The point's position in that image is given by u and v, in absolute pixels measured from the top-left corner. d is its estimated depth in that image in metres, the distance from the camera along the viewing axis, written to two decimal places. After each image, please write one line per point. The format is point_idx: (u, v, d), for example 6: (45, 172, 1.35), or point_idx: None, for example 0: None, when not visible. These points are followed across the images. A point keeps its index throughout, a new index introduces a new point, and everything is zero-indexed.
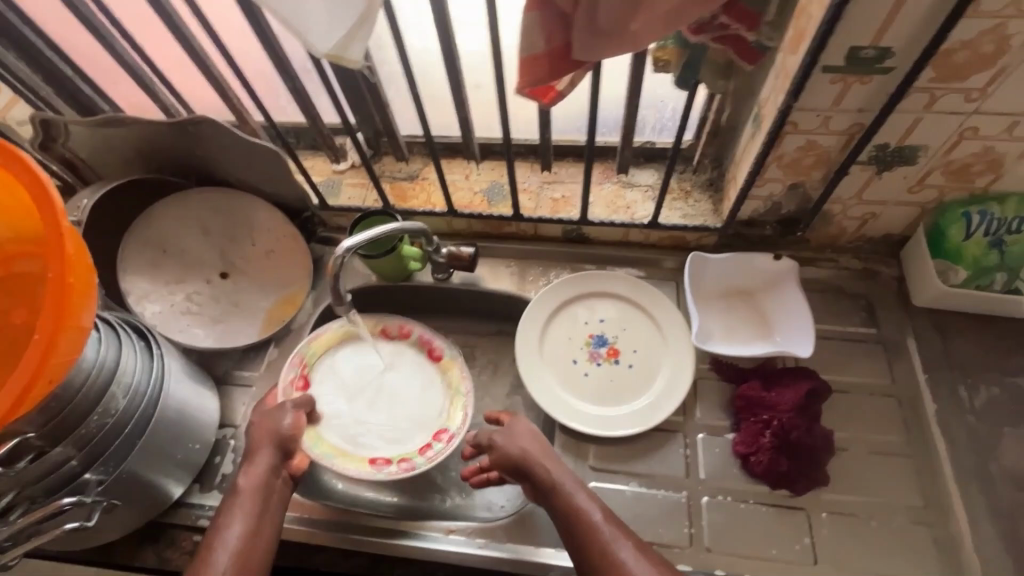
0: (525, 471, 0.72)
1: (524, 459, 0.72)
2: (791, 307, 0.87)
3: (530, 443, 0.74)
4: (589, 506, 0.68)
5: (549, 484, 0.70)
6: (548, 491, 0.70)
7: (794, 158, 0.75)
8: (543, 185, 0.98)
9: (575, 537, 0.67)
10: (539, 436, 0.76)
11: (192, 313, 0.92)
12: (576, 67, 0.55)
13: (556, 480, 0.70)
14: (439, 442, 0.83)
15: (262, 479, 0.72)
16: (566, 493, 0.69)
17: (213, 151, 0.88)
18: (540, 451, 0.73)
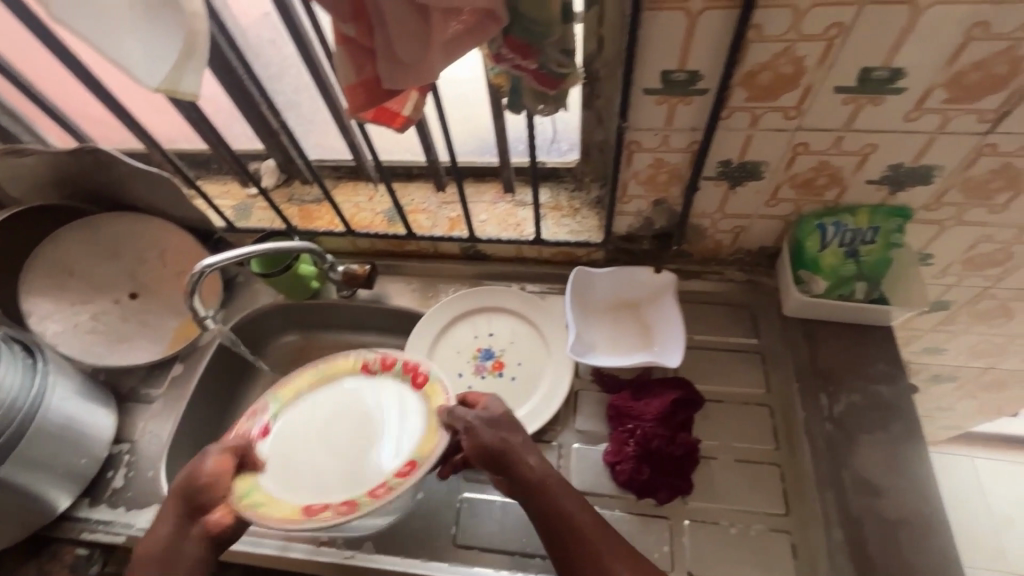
0: (504, 463, 0.65)
1: (507, 451, 0.66)
2: (666, 318, 0.89)
3: (514, 433, 0.68)
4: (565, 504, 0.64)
5: (529, 478, 0.64)
6: (525, 488, 0.64)
7: (648, 175, 0.78)
8: (441, 205, 1.02)
9: (554, 535, 0.63)
10: (517, 422, 0.70)
11: (96, 332, 0.96)
12: (393, 95, 0.59)
13: (535, 475, 0.65)
14: (396, 480, 0.71)
15: (166, 542, 0.64)
16: (545, 489, 0.64)
17: (117, 178, 0.93)
18: (520, 438, 0.68)
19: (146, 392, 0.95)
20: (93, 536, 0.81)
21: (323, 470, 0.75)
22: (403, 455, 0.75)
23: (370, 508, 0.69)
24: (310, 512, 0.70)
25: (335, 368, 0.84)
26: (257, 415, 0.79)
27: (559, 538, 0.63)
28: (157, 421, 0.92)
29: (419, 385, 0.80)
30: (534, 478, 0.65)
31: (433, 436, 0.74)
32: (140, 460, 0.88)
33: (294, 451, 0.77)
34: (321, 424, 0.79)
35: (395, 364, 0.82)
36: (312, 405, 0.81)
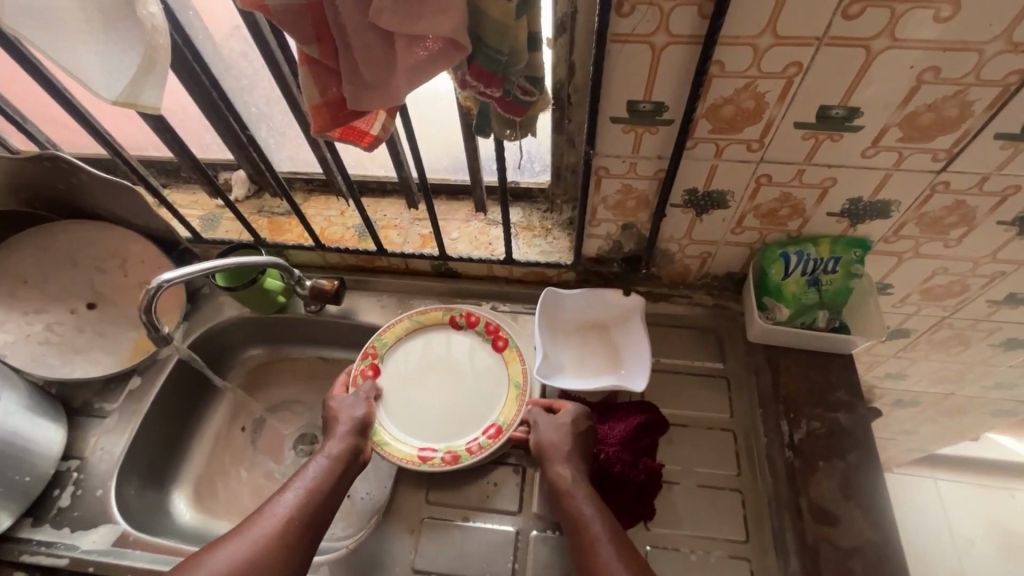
0: (543, 460, 0.76)
1: (546, 450, 0.76)
2: (635, 341, 0.89)
3: (559, 439, 0.76)
4: (585, 510, 0.70)
5: (556, 478, 0.74)
6: (554, 486, 0.74)
7: (617, 201, 0.79)
8: (413, 222, 1.02)
9: (572, 535, 0.70)
10: (583, 428, 0.78)
11: (50, 343, 0.93)
12: (358, 116, 0.59)
13: (562, 479, 0.73)
14: (486, 437, 0.82)
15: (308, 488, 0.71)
16: (569, 491, 0.72)
17: (78, 186, 0.90)
18: (564, 442, 0.76)
19: (101, 407, 0.92)
20: (33, 559, 0.78)
21: (426, 419, 0.85)
22: (488, 419, 0.84)
23: (469, 461, 0.79)
24: (422, 456, 0.80)
25: (428, 316, 0.92)
26: (365, 355, 0.88)
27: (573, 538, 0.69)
28: (111, 436, 0.89)
29: (500, 348, 0.89)
30: (558, 478, 0.73)
31: (514, 406, 0.84)
32: (89, 478, 0.85)
33: (397, 397, 0.87)
34: (421, 372, 0.89)
35: (480, 323, 0.90)
36: (412, 355, 0.90)
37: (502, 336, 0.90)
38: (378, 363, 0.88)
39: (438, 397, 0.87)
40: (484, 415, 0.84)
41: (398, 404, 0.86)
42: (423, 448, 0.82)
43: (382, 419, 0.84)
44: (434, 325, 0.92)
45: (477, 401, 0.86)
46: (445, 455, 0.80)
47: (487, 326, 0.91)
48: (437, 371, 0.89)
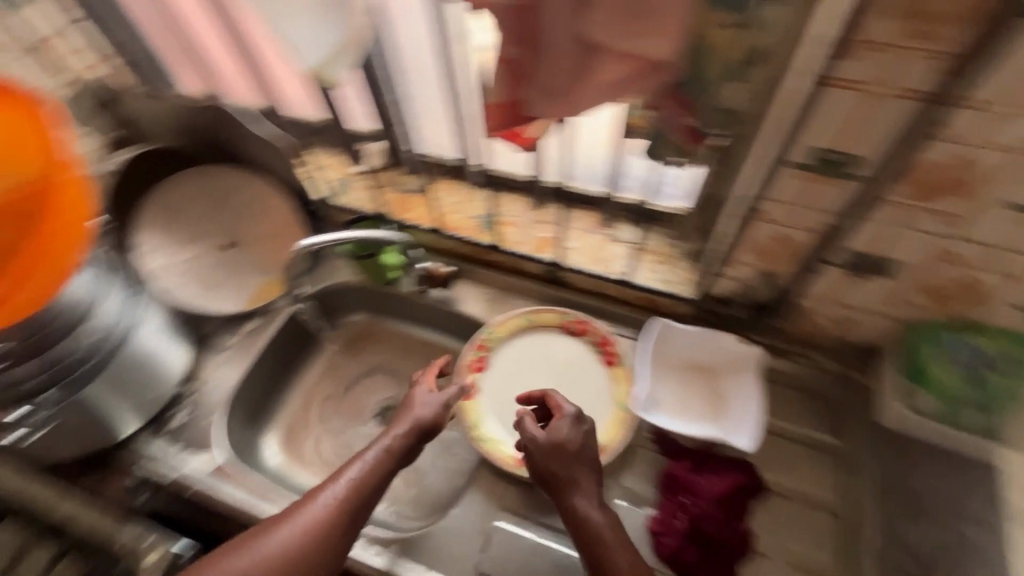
0: (554, 487, 0.70)
1: (562, 477, 0.69)
2: (744, 395, 0.83)
3: (575, 464, 0.70)
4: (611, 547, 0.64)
5: (574, 510, 0.67)
6: (570, 519, 0.68)
7: (766, 246, 0.74)
8: (534, 223, 0.99)
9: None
10: (585, 450, 0.71)
11: (188, 275, 1.00)
12: (529, 121, 0.58)
13: (580, 510, 0.67)
14: None
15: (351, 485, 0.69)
16: (590, 526, 0.66)
17: (241, 136, 0.98)
18: (579, 469, 0.70)
19: (220, 342, 1.00)
20: (147, 468, 0.85)
21: None
22: None
23: None
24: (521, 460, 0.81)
25: (541, 317, 0.93)
26: (476, 347, 0.90)
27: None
28: (226, 371, 0.96)
29: (609, 363, 0.89)
30: (575, 510, 0.67)
31: (617, 429, 0.82)
32: (202, 406, 0.92)
33: (501, 393, 0.88)
34: (527, 373, 0.90)
35: (592, 333, 0.90)
36: (520, 354, 0.91)
37: (613, 352, 0.89)
38: (486, 355, 0.90)
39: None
40: None
41: (500, 402, 0.87)
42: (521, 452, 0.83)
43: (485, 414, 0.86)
44: (545, 328, 0.92)
45: (579, 413, 0.86)
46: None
47: (598, 339, 0.91)
48: (543, 376, 0.89)
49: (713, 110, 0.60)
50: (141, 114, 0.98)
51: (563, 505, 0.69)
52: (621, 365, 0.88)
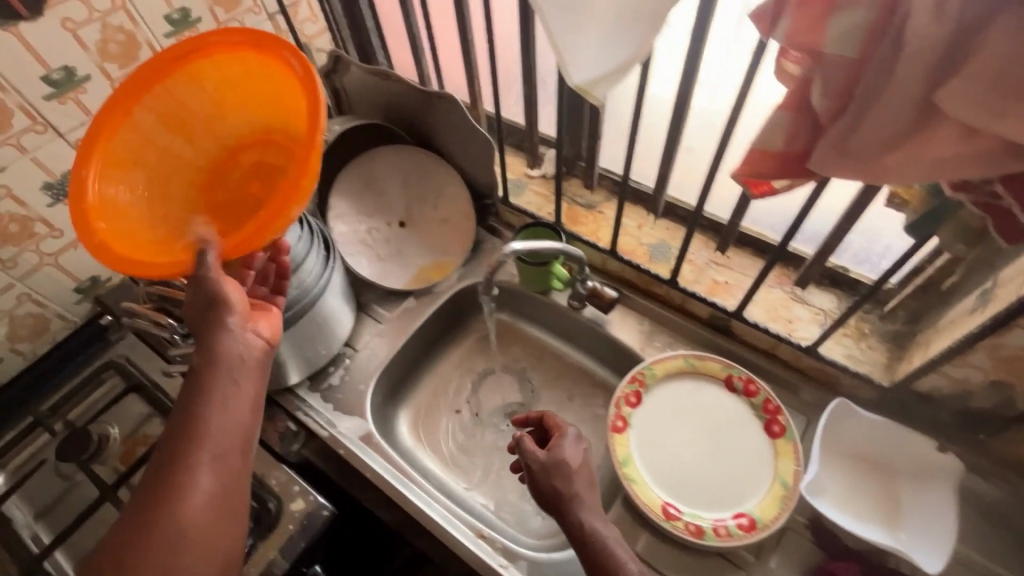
0: (558, 507, 0.69)
1: (562, 496, 0.69)
2: (933, 509, 0.74)
3: (577, 482, 0.70)
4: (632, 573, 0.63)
5: (581, 529, 0.67)
6: (579, 542, 0.66)
7: (1014, 357, 0.64)
8: (711, 264, 0.95)
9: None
10: (586, 470, 0.72)
11: (365, 244, 1.05)
12: (806, 173, 0.55)
13: (592, 532, 0.66)
14: (736, 525, 0.76)
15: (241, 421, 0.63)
16: (603, 550, 0.65)
17: (438, 123, 1.01)
18: (581, 487, 0.70)
19: (377, 311, 1.04)
20: (304, 418, 0.90)
21: (675, 472, 0.81)
22: (741, 504, 0.78)
23: (714, 542, 0.74)
24: (666, 511, 0.77)
25: (703, 364, 0.88)
26: (633, 380, 0.87)
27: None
28: (381, 342, 1.00)
29: (772, 432, 0.82)
30: (586, 529, 0.66)
31: (776, 506, 0.76)
32: (357, 371, 0.96)
33: (651, 435, 0.84)
34: (679, 420, 0.85)
35: (759, 396, 0.84)
36: (675, 397, 0.87)
37: (779, 420, 0.83)
38: (641, 391, 0.86)
39: (691, 456, 0.83)
40: (739, 498, 0.78)
41: (649, 443, 0.84)
42: (666, 503, 0.79)
43: (632, 451, 0.83)
44: (706, 376, 0.88)
45: (733, 479, 0.80)
46: (690, 523, 0.76)
47: (763, 403, 0.84)
48: (697, 427, 0.85)
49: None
50: (356, 87, 1.05)
51: (569, 527, 0.67)
52: (786, 438, 0.81)
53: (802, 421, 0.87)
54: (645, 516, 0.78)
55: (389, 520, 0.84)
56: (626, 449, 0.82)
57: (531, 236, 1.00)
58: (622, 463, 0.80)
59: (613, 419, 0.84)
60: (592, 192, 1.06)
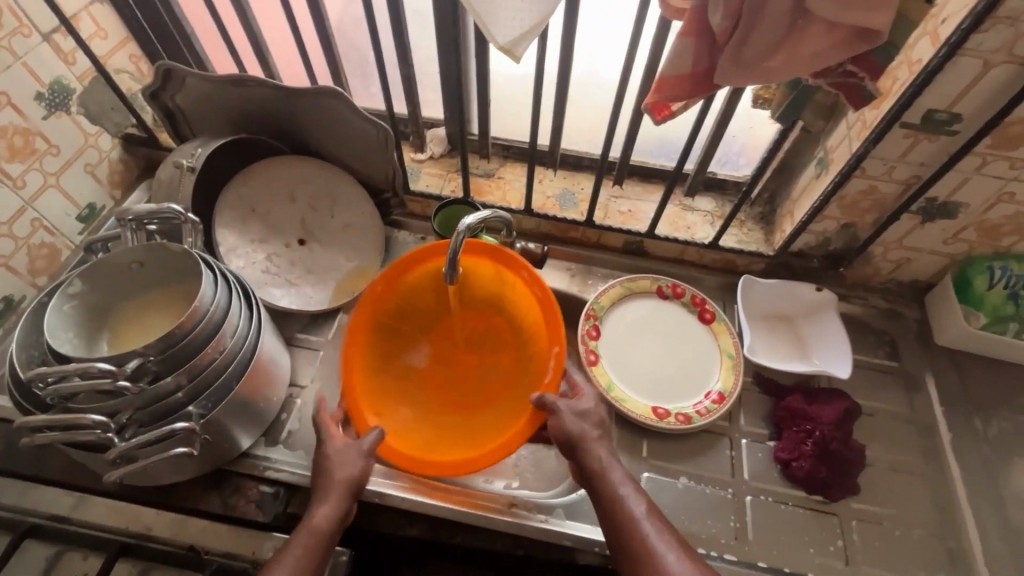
0: (573, 450, 0.71)
1: (579, 438, 0.72)
2: (830, 334, 0.95)
3: (590, 427, 0.73)
4: (634, 506, 0.67)
5: (594, 466, 0.70)
6: (592, 476, 0.69)
7: (854, 201, 0.85)
8: (612, 199, 1.05)
9: (622, 537, 0.65)
10: (596, 417, 0.74)
11: (270, 274, 0.94)
12: (708, 89, 0.64)
13: (604, 469, 0.69)
14: (711, 402, 0.88)
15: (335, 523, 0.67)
16: (612, 486, 0.68)
17: (314, 123, 0.93)
18: (595, 437, 0.72)
19: (307, 339, 0.95)
20: (277, 475, 0.80)
21: (648, 380, 0.92)
22: (707, 385, 0.91)
23: (702, 421, 0.86)
24: (657, 414, 0.87)
25: (637, 284, 0.99)
26: (587, 317, 0.95)
27: (627, 543, 0.64)
28: (328, 368, 0.92)
29: (707, 320, 0.97)
30: (596, 466, 0.70)
31: (731, 375, 0.91)
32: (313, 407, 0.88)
33: (619, 357, 0.93)
34: (636, 336, 0.96)
35: (687, 294, 0.98)
36: (625, 320, 0.97)
37: (708, 309, 0.98)
38: (598, 324, 0.95)
39: (656, 362, 0.94)
40: (703, 380, 0.91)
41: (620, 366, 0.92)
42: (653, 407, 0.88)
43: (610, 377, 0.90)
44: (642, 294, 0.99)
45: (695, 368, 0.93)
46: (678, 415, 0.87)
47: (691, 299, 0.99)
48: (650, 339, 0.96)
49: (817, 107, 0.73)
50: (199, 103, 0.92)
51: (584, 465, 0.70)
52: (718, 320, 0.97)
53: (719, 304, 1.03)
54: (641, 425, 0.86)
55: (413, 535, 0.80)
56: (606, 377, 0.89)
57: (446, 218, 1.00)
58: (608, 390, 0.88)
59: (586, 354, 0.90)
60: (488, 161, 1.09)
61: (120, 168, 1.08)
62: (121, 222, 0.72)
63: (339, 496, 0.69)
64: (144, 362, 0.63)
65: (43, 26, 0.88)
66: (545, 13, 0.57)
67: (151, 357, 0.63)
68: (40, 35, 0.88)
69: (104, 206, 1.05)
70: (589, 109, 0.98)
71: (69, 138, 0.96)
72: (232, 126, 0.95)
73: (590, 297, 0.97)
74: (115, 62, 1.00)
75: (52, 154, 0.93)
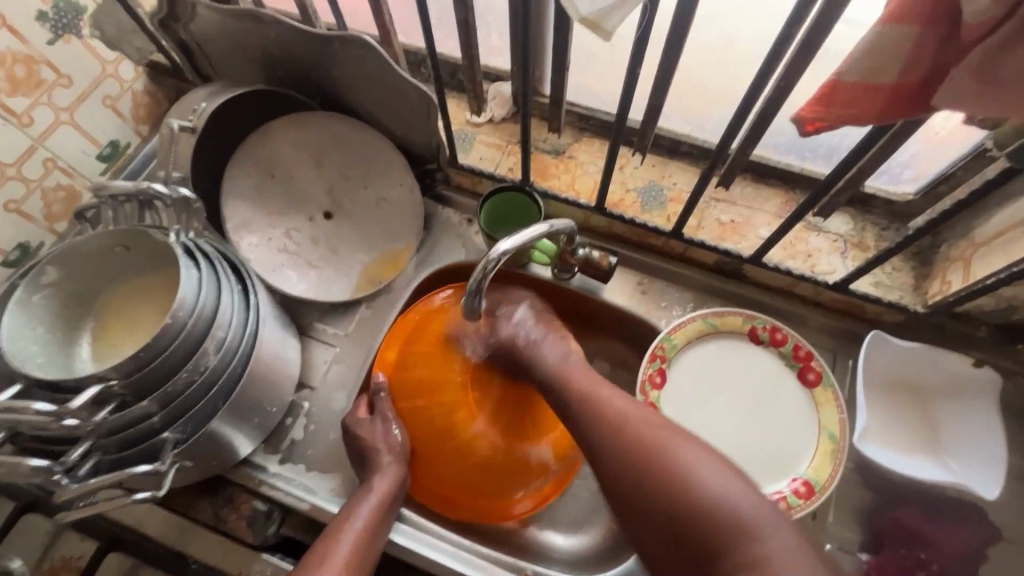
0: (529, 368, 0.66)
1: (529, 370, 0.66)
2: (979, 430, 0.70)
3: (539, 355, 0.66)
4: (637, 425, 0.55)
5: (581, 392, 0.60)
6: (580, 406, 0.59)
7: None
8: (711, 203, 0.81)
9: (621, 466, 0.53)
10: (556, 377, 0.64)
11: (288, 252, 0.81)
12: (913, 111, 0.40)
13: (591, 396, 0.59)
14: (795, 496, 0.70)
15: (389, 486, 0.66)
16: (609, 412, 0.57)
17: (347, 74, 0.75)
18: (577, 372, 0.63)
19: (324, 330, 0.83)
20: (273, 492, 0.72)
21: (716, 449, 0.74)
22: (793, 469, 0.72)
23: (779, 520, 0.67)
24: None
25: (724, 319, 0.78)
26: (653, 356, 0.76)
27: (631, 473, 0.53)
28: (342, 369, 0.81)
29: (809, 383, 0.75)
30: (585, 395, 0.59)
31: (828, 463, 0.71)
32: (320, 415, 0.78)
33: (685, 412, 0.75)
34: (713, 387, 0.77)
35: (789, 345, 0.76)
36: (701, 363, 0.77)
37: (813, 367, 0.75)
38: (666, 368, 0.76)
39: (731, 425, 0.75)
40: (789, 463, 0.72)
41: (684, 425, 0.75)
42: None
43: None
44: (729, 333, 0.78)
45: (781, 444, 0.73)
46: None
47: (793, 352, 0.76)
48: (728, 395, 0.76)
49: None
50: (216, 38, 0.75)
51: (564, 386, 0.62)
52: (824, 384, 0.75)
53: (827, 357, 0.80)
54: None
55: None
56: None
57: (497, 205, 0.80)
58: None
59: (644, 409, 0.73)
60: (558, 133, 0.86)
61: (147, 100, 0.96)
62: (100, 196, 0.59)
63: (381, 502, 0.65)
64: (107, 388, 0.53)
65: None
66: None
67: (114, 383, 0.53)
68: None
69: (129, 143, 0.94)
70: (701, 81, 0.73)
71: (83, 67, 0.84)
72: (254, 70, 0.78)
73: (661, 331, 0.78)
74: None
75: (62, 85, 0.82)
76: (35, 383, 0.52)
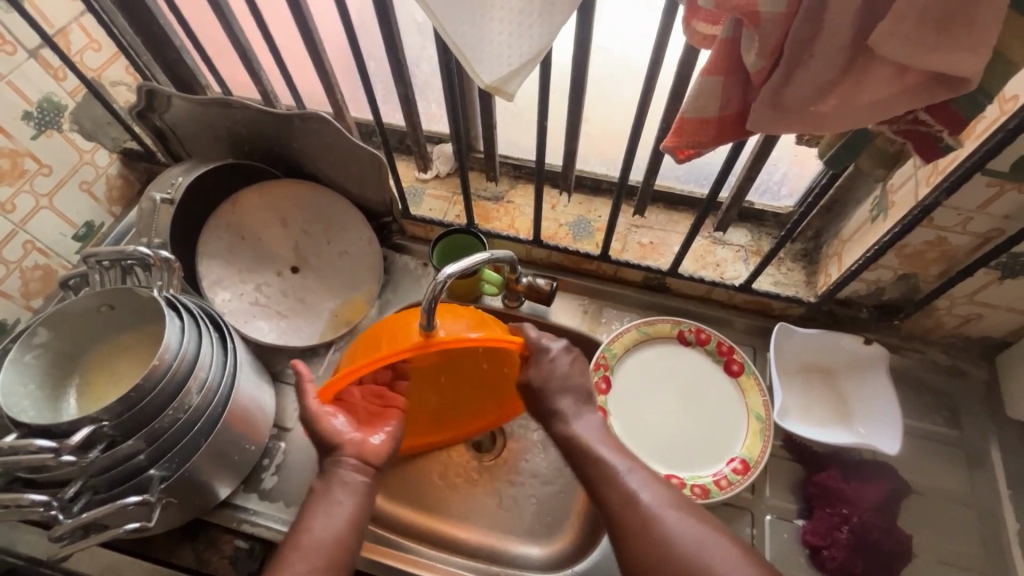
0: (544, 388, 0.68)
1: (557, 418, 0.67)
2: (875, 398, 0.82)
3: (563, 396, 0.68)
4: (651, 507, 0.58)
5: (604, 468, 0.62)
6: (600, 479, 0.61)
7: (917, 251, 0.73)
8: (632, 229, 0.95)
9: (611, 510, 0.59)
10: (571, 382, 0.69)
11: (260, 305, 0.89)
12: (738, 136, 0.54)
13: (604, 457, 0.63)
14: (733, 472, 0.78)
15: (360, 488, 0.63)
16: (623, 498, 0.59)
17: (309, 148, 0.87)
18: (603, 443, 0.64)
19: (296, 374, 0.89)
20: (253, 530, 0.76)
21: (660, 443, 0.82)
22: (729, 451, 0.81)
23: (721, 496, 0.76)
24: (670, 483, 0.77)
25: (655, 326, 0.89)
26: (597, 366, 0.86)
27: (641, 549, 0.56)
28: None
29: (733, 372, 0.86)
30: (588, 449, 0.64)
31: (758, 440, 0.80)
32: (296, 453, 0.82)
33: (631, 413, 0.84)
34: (651, 388, 0.86)
35: (712, 343, 0.87)
36: (637, 364, 0.88)
37: (735, 359, 0.86)
38: (609, 375, 0.85)
39: (675, 420, 0.84)
40: (722, 446, 0.81)
41: (629, 426, 0.83)
42: (668, 475, 0.79)
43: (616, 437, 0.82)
44: (661, 338, 0.89)
45: (713, 431, 0.83)
46: (694, 486, 0.77)
47: (716, 348, 0.88)
48: (665, 392, 0.86)
49: (878, 154, 0.60)
50: (189, 125, 0.86)
51: (583, 458, 0.63)
52: (747, 372, 0.86)
53: (748, 351, 0.92)
54: None
55: None
56: (614, 439, 0.81)
57: (447, 246, 0.91)
58: None
59: None
60: (496, 182, 0.99)
61: (119, 183, 1.05)
62: (88, 261, 0.66)
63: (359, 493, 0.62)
64: (98, 428, 0.58)
65: (27, 42, 0.84)
66: (544, 40, 0.47)
67: (106, 423, 0.59)
68: (27, 52, 0.84)
69: (103, 223, 1.02)
70: (607, 129, 0.88)
71: (61, 157, 0.92)
72: (224, 149, 0.89)
73: (602, 344, 0.87)
74: (109, 75, 0.97)
75: (43, 174, 0.90)
76: (31, 430, 0.57)
